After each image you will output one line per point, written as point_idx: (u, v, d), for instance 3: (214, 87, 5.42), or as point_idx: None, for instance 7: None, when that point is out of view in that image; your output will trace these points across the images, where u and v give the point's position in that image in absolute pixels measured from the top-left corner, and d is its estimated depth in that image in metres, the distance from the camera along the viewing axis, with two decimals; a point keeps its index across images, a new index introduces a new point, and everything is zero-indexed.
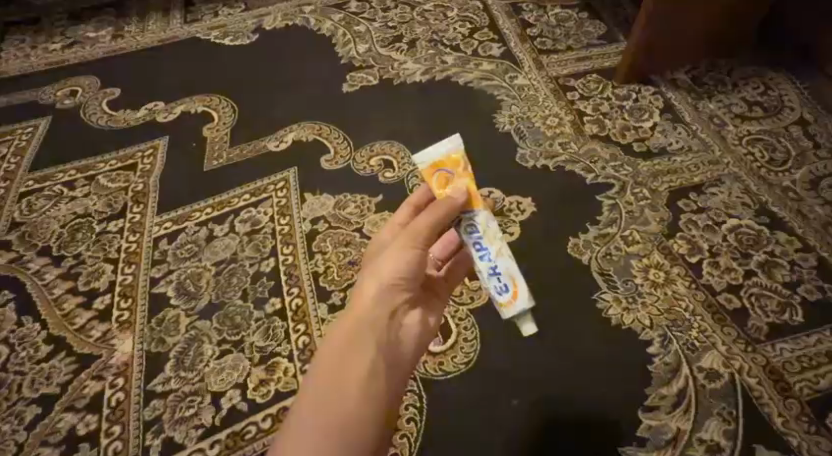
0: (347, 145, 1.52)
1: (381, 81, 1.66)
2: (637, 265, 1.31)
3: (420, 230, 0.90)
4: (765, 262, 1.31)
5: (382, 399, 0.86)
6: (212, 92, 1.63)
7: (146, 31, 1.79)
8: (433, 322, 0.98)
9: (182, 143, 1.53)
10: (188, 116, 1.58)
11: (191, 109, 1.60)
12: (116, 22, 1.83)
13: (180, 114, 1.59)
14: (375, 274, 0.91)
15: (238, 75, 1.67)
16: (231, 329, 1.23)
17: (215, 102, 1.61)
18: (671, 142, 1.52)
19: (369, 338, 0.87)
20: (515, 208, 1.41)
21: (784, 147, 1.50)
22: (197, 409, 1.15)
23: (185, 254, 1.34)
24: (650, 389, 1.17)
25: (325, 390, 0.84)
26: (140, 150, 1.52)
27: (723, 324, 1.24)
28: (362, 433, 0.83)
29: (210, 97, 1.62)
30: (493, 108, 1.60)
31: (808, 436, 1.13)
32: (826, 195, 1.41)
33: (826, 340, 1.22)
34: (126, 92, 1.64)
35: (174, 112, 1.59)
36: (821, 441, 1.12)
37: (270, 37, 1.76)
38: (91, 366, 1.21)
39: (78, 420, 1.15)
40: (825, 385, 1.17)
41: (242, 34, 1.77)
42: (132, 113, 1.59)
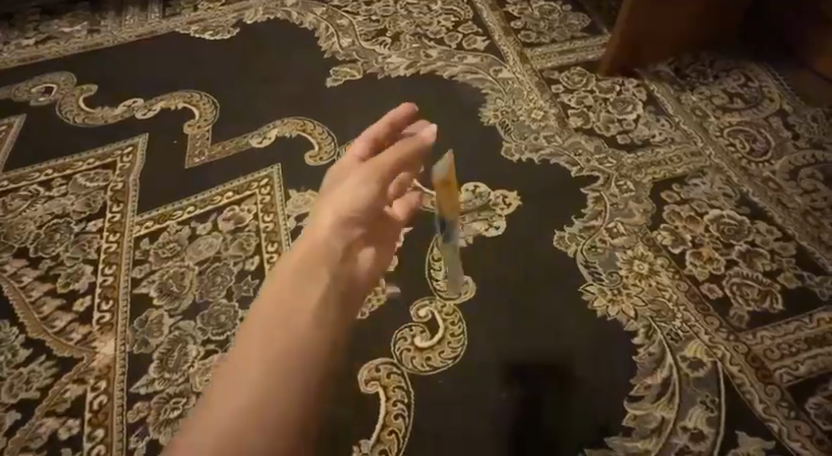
0: (330, 141, 1.51)
1: (365, 76, 1.64)
2: (622, 257, 1.31)
3: (382, 166, 0.96)
4: (746, 251, 1.32)
5: (336, 325, 0.84)
6: (192, 88, 1.62)
7: (123, 25, 1.77)
8: (386, 262, 0.98)
9: (162, 141, 1.51)
10: (168, 113, 1.57)
11: (171, 106, 1.58)
12: (92, 17, 1.80)
13: (160, 111, 1.57)
14: (330, 206, 0.93)
15: (219, 70, 1.66)
16: (215, 329, 1.22)
17: (196, 98, 1.60)
18: (655, 134, 1.52)
19: (322, 267, 0.87)
20: (500, 201, 1.40)
21: (765, 137, 1.51)
22: (182, 411, 1.14)
23: (167, 254, 1.32)
24: (636, 379, 1.17)
25: (271, 317, 0.82)
26: (119, 148, 1.50)
27: (706, 314, 1.24)
28: (312, 355, 0.80)
29: (191, 93, 1.61)
30: (478, 101, 1.59)
31: (788, 421, 1.13)
32: (805, 185, 1.42)
33: (805, 328, 1.22)
34: (103, 88, 1.62)
35: (154, 109, 1.57)
36: (800, 425, 1.12)
37: (251, 32, 1.74)
38: (72, 369, 1.19)
39: (60, 425, 1.13)
40: (804, 372, 1.18)
41: (223, 28, 1.75)
42: (110, 111, 1.57)
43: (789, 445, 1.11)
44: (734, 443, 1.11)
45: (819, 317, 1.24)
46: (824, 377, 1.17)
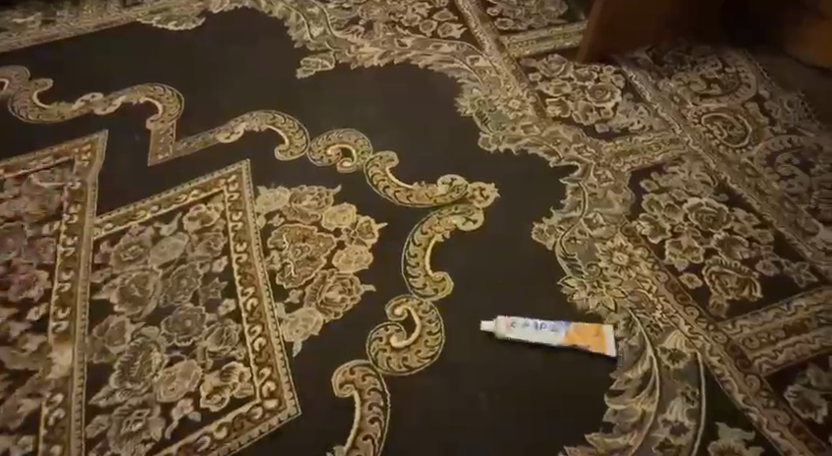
0: (302, 134, 1.46)
1: (337, 66, 1.60)
2: (601, 249, 1.28)
3: None
4: (724, 240, 1.29)
5: None
6: (155, 81, 1.57)
7: (81, 16, 1.72)
8: None
9: (122, 137, 1.46)
10: (130, 108, 1.52)
11: (133, 101, 1.53)
12: (47, 8, 1.74)
13: (121, 106, 1.52)
14: None
15: (183, 61, 1.61)
16: (181, 335, 1.18)
17: (159, 91, 1.55)
18: (633, 122, 1.49)
19: None
20: (477, 194, 1.36)
21: (742, 123, 1.49)
22: (145, 423, 1.09)
23: (129, 257, 1.27)
24: (616, 374, 1.14)
25: None
26: (77, 145, 1.45)
27: (686, 304, 1.21)
28: None
29: (153, 86, 1.56)
30: (452, 90, 1.56)
31: (766, 410, 1.10)
32: (782, 171, 1.40)
33: (783, 315, 1.20)
34: (61, 81, 1.57)
35: (115, 103, 1.52)
36: (779, 414, 1.09)
37: (217, 22, 1.70)
38: (26, 382, 1.13)
39: (13, 443, 1.07)
40: (783, 360, 1.15)
41: (187, 19, 1.71)
42: (68, 106, 1.52)
43: (770, 435, 1.07)
44: (715, 435, 1.07)
45: (797, 304, 1.21)
46: (803, 364, 1.14)
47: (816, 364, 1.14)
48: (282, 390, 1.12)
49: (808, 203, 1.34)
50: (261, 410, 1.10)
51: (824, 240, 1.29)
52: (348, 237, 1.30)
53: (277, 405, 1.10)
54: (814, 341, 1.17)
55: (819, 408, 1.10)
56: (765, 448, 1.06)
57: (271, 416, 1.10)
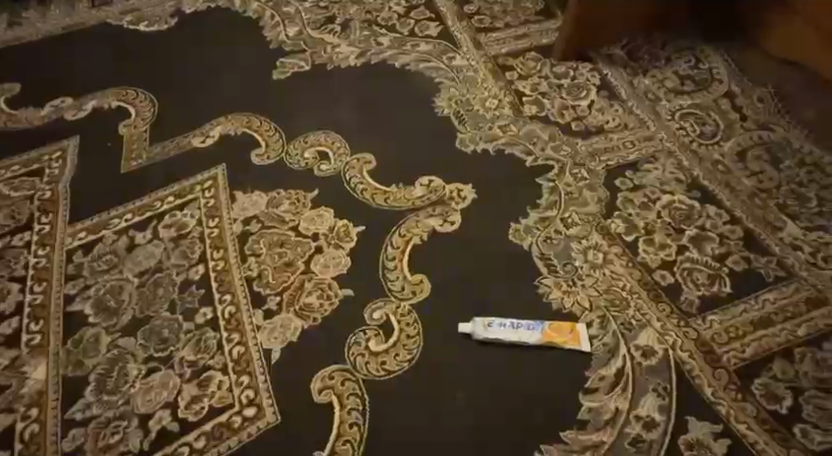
0: (278, 137, 1.46)
1: (312, 67, 1.60)
2: (576, 248, 1.30)
3: None
4: (696, 236, 1.31)
5: None
6: (127, 85, 1.56)
7: (47, 16, 1.71)
8: None
9: (93, 143, 1.46)
10: (102, 113, 1.51)
11: (104, 105, 1.53)
12: (12, 8, 1.73)
13: (92, 110, 1.51)
14: None
15: (155, 64, 1.61)
16: (158, 345, 1.17)
17: (131, 95, 1.54)
18: (608, 120, 1.51)
19: None
20: (454, 195, 1.37)
21: (713, 119, 1.51)
22: (123, 435, 1.09)
23: (103, 267, 1.27)
24: (590, 371, 1.15)
25: None
26: (47, 153, 1.44)
27: (658, 300, 1.23)
28: None
29: (125, 90, 1.55)
30: (427, 89, 1.56)
31: (735, 403, 1.11)
32: (752, 167, 1.42)
33: (752, 309, 1.21)
34: (31, 86, 1.56)
35: (85, 108, 1.52)
36: (746, 406, 1.11)
37: (190, 22, 1.70)
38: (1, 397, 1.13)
39: None
40: (751, 353, 1.16)
41: (159, 19, 1.70)
42: (37, 112, 1.51)
43: (738, 428, 1.09)
44: (685, 429, 1.09)
45: (765, 298, 1.23)
46: (770, 358, 1.16)
47: (782, 357, 1.16)
48: (261, 397, 1.12)
49: (777, 198, 1.36)
50: (240, 419, 1.10)
51: (792, 235, 1.31)
52: (325, 241, 1.30)
53: (256, 413, 1.11)
54: (781, 334, 1.19)
55: (784, 400, 1.12)
56: (733, 441, 1.08)
57: (250, 424, 1.10)
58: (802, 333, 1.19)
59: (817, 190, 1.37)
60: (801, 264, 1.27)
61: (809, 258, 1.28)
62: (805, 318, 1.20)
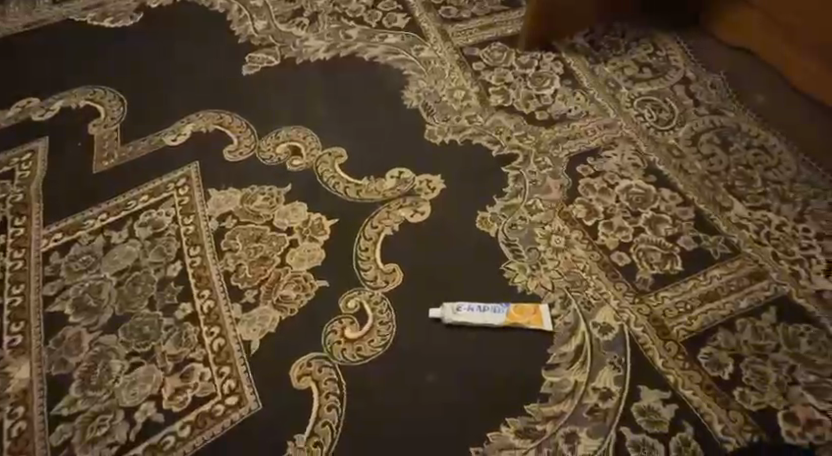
0: (250, 134, 1.50)
1: (281, 62, 1.64)
2: (540, 233, 1.36)
3: None
4: (651, 219, 1.38)
5: None
6: (93, 83, 1.60)
7: (8, 14, 1.75)
8: None
9: (62, 144, 1.49)
10: (70, 112, 1.54)
11: (72, 105, 1.56)
12: None
13: (59, 111, 1.55)
14: None
15: (121, 61, 1.64)
16: (139, 341, 1.22)
17: (98, 94, 1.58)
18: (571, 108, 1.57)
19: None
20: (424, 186, 1.42)
21: (669, 106, 1.58)
22: (109, 427, 1.13)
23: (81, 267, 1.31)
24: (552, 348, 1.22)
25: None
26: (16, 155, 1.47)
27: (616, 280, 1.30)
28: None
29: (93, 89, 1.59)
30: (393, 80, 1.62)
31: (683, 372, 1.19)
32: (703, 150, 1.49)
33: (701, 285, 1.29)
34: None
35: (53, 108, 1.55)
36: (693, 374, 1.19)
37: (154, 19, 1.73)
38: None
39: None
40: (699, 326, 1.24)
41: (123, 14, 1.74)
42: (4, 112, 1.54)
43: (684, 394, 1.17)
44: (638, 397, 1.17)
45: (712, 274, 1.31)
46: (714, 329, 1.24)
47: (725, 328, 1.24)
48: (242, 386, 1.17)
49: (726, 180, 1.44)
50: (222, 407, 1.15)
51: (738, 214, 1.38)
52: (300, 235, 1.35)
53: (237, 402, 1.16)
54: (726, 307, 1.26)
55: (727, 367, 1.19)
56: (680, 406, 1.15)
57: (233, 411, 1.15)
58: (745, 305, 1.26)
59: (762, 171, 1.45)
60: (746, 241, 1.35)
61: (753, 235, 1.36)
62: (748, 291, 1.28)
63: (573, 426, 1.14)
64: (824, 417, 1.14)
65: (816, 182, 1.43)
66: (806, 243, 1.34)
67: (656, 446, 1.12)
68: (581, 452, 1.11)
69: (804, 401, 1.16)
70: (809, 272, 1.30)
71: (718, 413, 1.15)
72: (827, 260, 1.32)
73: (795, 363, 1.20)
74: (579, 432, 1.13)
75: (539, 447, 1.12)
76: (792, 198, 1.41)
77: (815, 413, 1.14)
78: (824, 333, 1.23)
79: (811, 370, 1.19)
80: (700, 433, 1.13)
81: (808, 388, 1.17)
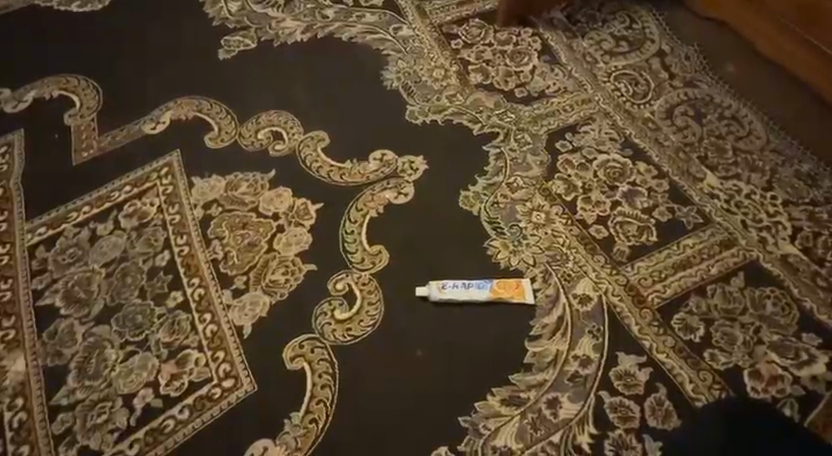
0: (231, 120, 1.52)
1: (259, 45, 1.66)
2: (521, 210, 1.40)
3: None
4: (628, 192, 1.42)
5: None
6: (67, 72, 1.60)
7: None
8: None
9: (37, 135, 1.50)
10: (44, 103, 1.55)
11: (45, 96, 1.57)
12: None
13: (33, 101, 1.55)
14: None
15: (93, 47, 1.65)
16: (133, 330, 1.25)
17: (72, 83, 1.58)
18: (549, 85, 1.60)
19: None
20: (408, 167, 1.45)
21: (645, 79, 1.61)
22: (109, 414, 1.17)
23: (69, 260, 1.33)
24: (535, 321, 1.26)
25: None
26: None
27: (594, 252, 1.34)
28: None
29: (66, 78, 1.59)
30: (369, 59, 1.64)
31: (658, 337, 1.24)
32: (678, 122, 1.53)
33: (676, 254, 1.34)
34: None
35: (26, 99, 1.56)
36: (669, 340, 1.24)
37: (124, 4, 1.74)
38: None
39: None
40: (673, 293, 1.29)
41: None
42: None
43: (658, 358, 1.22)
44: (615, 362, 1.22)
45: (685, 243, 1.35)
46: (687, 295, 1.29)
47: (696, 294, 1.29)
48: (237, 369, 1.21)
49: (699, 151, 1.48)
50: (219, 390, 1.20)
51: (710, 185, 1.43)
52: (286, 220, 1.38)
53: (233, 385, 1.20)
54: (699, 274, 1.31)
55: (698, 330, 1.25)
56: (654, 368, 1.21)
57: (229, 394, 1.19)
58: (715, 271, 1.32)
59: (733, 141, 1.50)
60: (718, 211, 1.39)
61: (724, 204, 1.40)
62: (718, 258, 1.33)
63: (555, 392, 1.19)
64: (786, 373, 1.21)
65: (783, 150, 1.48)
66: (773, 210, 1.39)
67: (633, 407, 1.17)
68: (562, 417, 1.17)
69: (768, 359, 1.22)
70: (776, 238, 1.36)
71: (689, 374, 1.20)
72: (792, 226, 1.37)
73: (760, 324, 1.26)
74: (562, 398, 1.19)
75: (523, 413, 1.17)
76: (761, 167, 1.45)
77: (778, 370, 1.21)
78: (788, 295, 1.29)
79: (775, 331, 1.25)
80: (673, 393, 1.19)
81: (772, 347, 1.23)
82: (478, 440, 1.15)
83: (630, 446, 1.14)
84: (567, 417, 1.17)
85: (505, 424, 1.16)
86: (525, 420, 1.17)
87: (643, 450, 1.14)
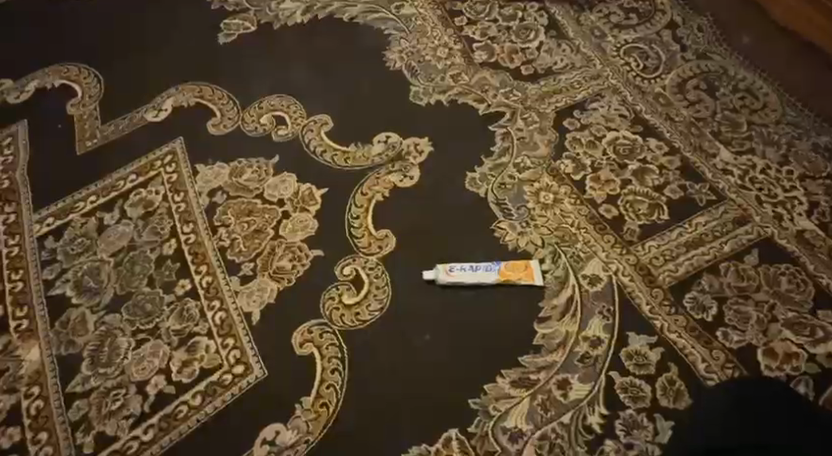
0: (233, 105, 1.52)
1: (259, 27, 1.65)
2: (529, 191, 1.38)
3: None
4: (638, 169, 1.40)
5: None
6: (67, 61, 1.61)
7: None
8: None
9: (40, 126, 1.50)
10: (46, 93, 1.56)
11: (46, 85, 1.57)
12: None
13: (34, 91, 1.56)
14: None
15: (93, 36, 1.65)
16: (143, 318, 1.26)
17: (73, 72, 1.59)
18: (556, 61, 1.57)
19: None
20: (413, 150, 1.44)
21: (656, 53, 1.57)
22: (124, 401, 1.18)
23: (78, 250, 1.34)
24: (543, 302, 1.25)
25: None
26: None
27: (604, 233, 1.33)
28: None
29: (67, 67, 1.59)
30: (371, 40, 1.62)
31: (670, 317, 1.23)
32: (690, 97, 1.50)
33: (687, 232, 1.32)
34: None
35: (27, 89, 1.56)
36: (680, 319, 1.23)
37: None
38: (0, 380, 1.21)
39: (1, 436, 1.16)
40: (684, 272, 1.28)
41: None
42: None
43: (670, 337, 1.21)
44: (626, 343, 1.21)
45: (697, 221, 1.33)
46: (698, 274, 1.27)
47: (708, 273, 1.27)
48: (247, 355, 1.22)
49: (712, 125, 1.45)
50: (230, 376, 1.20)
51: (724, 161, 1.40)
52: (292, 206, 1.38)
53: (244, 370, 1.20)
54: (710, 253, 1.29)
55: (710, 309, 1.23)
56: (665, 348, 1.20)
57: (241, 379, 1.20)
58: (728, 249, 1.30)
59: (748, 114, 1.46)
60: (731, 187, 1.37)
61: (738, 181, 1.37)
62: (731, 235, 1.31)
63: (566, 373, 1.18)
64: (801, 350, 1.19)
65: (800, 123, 1.44)
66: (789, 185, 1.36)
67: (644, 387, 1.17)
68: (573, 398, 1.16)
69: (782, 337, 1.20)
70: (791, 213, 1.33)
71: (701, 353, 1.19)
72: (809, 201, 1.34)
73: (774, 302, 1.24)
74: (572, 379, 1.18)
75: (533, 394, 1.17)
76: (777, 140, 1.42)
77: (792, 348, 1.19)
78: (804, 271, 1.27)
79: (790, 308, 1.23)
80: (685, 373, 1.17)
81: (787, 325, 1.22)
82: (488, 422, 1.15)
83: (642, 426, 1.13)
84: (577, 398, 1.16)
85: (515, 405, 1.16)
86: (535, 401, 1.16)
87: (655, 429, 1.13)
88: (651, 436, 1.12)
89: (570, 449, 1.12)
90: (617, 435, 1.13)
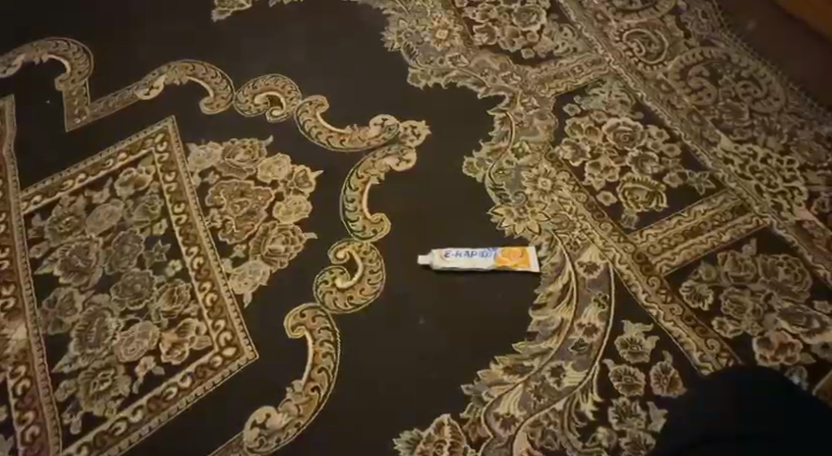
0: (227, 85, 1.50)
1: (255, 5, 1.63)
2: (527, 176, 1.36)
3: None
4: (638, 157, 1.38)
5: None
6: (55, 36, 1.59)
7: None
8: None
9: (27, 101, 1.49)
10: (34, 67, 1.54)
11: (35, 60, 1.55)
12: None
13: (21, 66, 1.54)
14: None
15: (83, 11, 1.63)
16: (133, 299, 1.24)
17: (60, 47, 1.57)
18: (558, 45, 1.55)
19: None
20: (410, 132, 1.42)
21: (659, 38, 1.55)
22: (112, 382, 1.17)
23: (66, 229, 1.32)
24: (539, 289, 1.24)
25: None
26: None
27: (601, 221, 1.31)
28: None
29: (55, 42, 1.58)
30: (370, 20, 1.60)
31: (665, 305, 1.22)
32: (692, 84, 1.47)
33: (686, 220, 1.30)
34: None
35: (15, 64, 1.55)
36: (676, 307, 1.21)
37: None
38: None
39: None
40: (681, 260, 1.26)
41: None
42: None
43: (665, 326, 1.20)
44: (621, 331, 1.19)
45: (696, 210, 1.32)
46: (696, 263, 1.26)
47: (706, 262, 1.26)
48: (238, 338, 1.21)
49: (714, 113, 1.43)
50: (221, 359, 1.19)
51: (724, 149, 1.38)
52: (285, 188, 1.36)
53: (234, 353, 1.19)
54: (707, 241, 1.28)
55: (706, 298, 1.22)
56: (660, 337, 1.19)
57: (231, 362, 1.18)
58: (727, 238, 1.28)
59: (751, 103, 1.44)
60: (731, 176, 1.35)
61: (738, 170, 1.36)
62: (730, 225, 1.29)
63: (560, 360, 1.17)
64: (797, 341, 1.18)
65: (803, 112, 1.42)
66: (790, 175, 1.34)
67: (638, 375, 1.15)
68: (566, 385, 1.15)
69: (778, 327, 1.19)
70: (791, 204, 1.31)
71: (697, 342, 1.18)
72: (809, 191, 1.32)
73: (771, 292, 1.23)
74: (565, 366, 1.17)
75: (527, 381, 1.16)
76: (779, 130, 1.40)
77: (788, 338, 1.18)
78: (802, 262, 1.25)
79: (786, 298, 1.22)
80: (680, 362, 1.16)
81: (783, 315, 1.20)
82: (481, 408, 1.14)
83: (635, 414, 1.12)
84: (571, 385, 1.15)
85: (508, 392, 1.15)
86: (529, 388, 1.15)
87: (648, 417, 1.12)
88: (644, 424, 1.11)
89: (562, 437, 1.11)
90: (610, 423, 1.11)
